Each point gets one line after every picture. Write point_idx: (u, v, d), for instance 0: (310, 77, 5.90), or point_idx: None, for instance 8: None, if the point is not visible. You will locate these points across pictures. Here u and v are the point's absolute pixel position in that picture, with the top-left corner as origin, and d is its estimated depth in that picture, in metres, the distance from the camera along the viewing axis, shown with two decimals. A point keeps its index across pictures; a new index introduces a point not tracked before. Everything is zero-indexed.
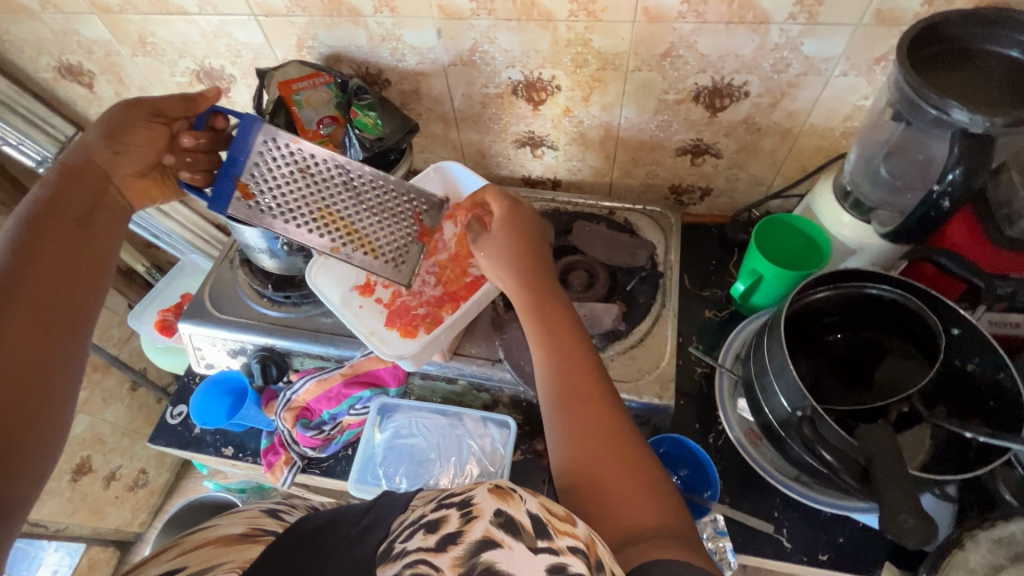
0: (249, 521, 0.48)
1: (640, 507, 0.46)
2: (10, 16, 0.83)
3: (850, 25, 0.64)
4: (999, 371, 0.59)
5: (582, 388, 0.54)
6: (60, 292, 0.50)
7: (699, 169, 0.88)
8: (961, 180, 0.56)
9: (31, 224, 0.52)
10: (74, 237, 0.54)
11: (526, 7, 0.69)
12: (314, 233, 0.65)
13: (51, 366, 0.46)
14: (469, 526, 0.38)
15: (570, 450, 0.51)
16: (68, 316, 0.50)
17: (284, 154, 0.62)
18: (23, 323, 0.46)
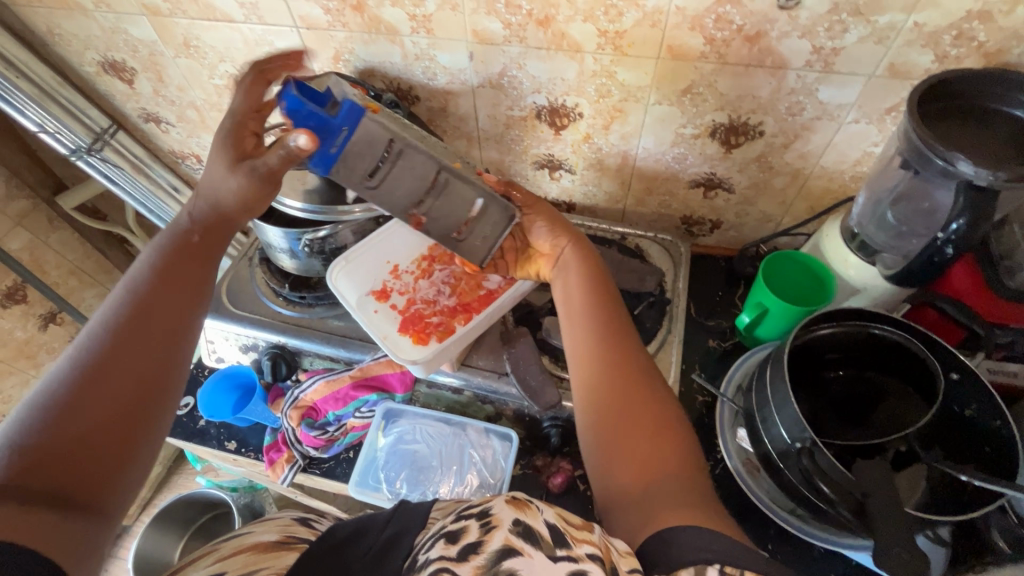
0: (283, 529, 0.53)
1: (665, 459, 0.50)
2: (63, 12, 0.87)
3: (864, 76, 0.67)
4: (995, 420, 0.61)
5: (614, 355, 0.58)
6: (175, 330, 0.51)
7: (711, 203, 0.90)
8: (966, 228, 0.59)
9: (171, 253, 0.55)
10: (197, 265, 0.55)
11: (556, 37, 0.72)
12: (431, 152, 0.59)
13: (153, 402, 0.48)
14: (488, 536, 0.40)
15: (602, 411, 0.55)
16: (173, 366, 0.50)
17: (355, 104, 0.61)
18: (132, 357, 0.48)
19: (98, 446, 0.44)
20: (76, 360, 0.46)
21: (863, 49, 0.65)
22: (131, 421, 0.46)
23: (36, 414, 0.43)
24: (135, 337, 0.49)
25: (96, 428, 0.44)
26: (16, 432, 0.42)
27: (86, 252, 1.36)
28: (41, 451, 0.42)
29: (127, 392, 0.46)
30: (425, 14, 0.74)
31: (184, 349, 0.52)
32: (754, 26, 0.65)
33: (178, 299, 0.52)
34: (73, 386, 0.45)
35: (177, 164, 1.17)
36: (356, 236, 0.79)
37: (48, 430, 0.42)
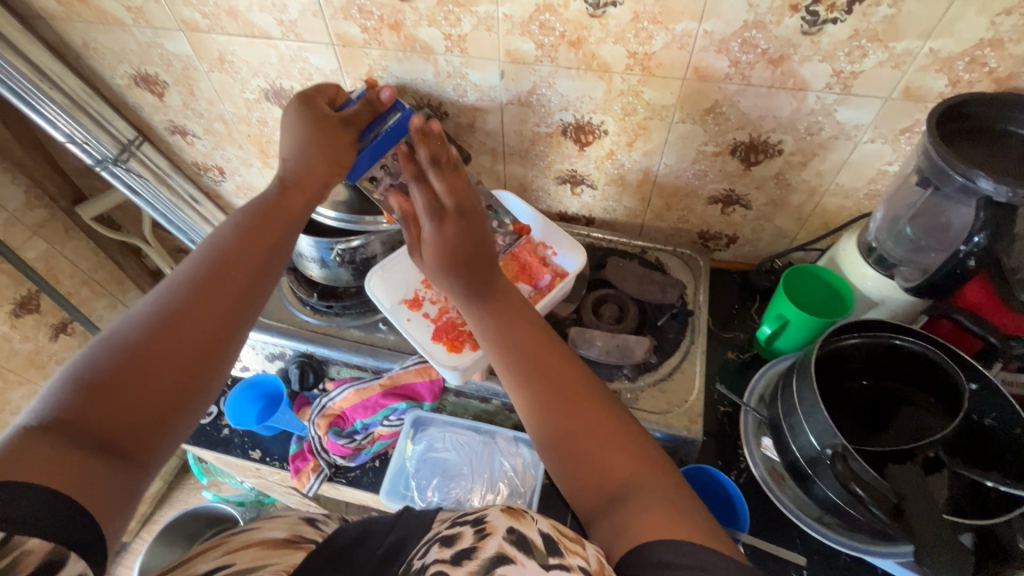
0: (291, 527, 0.51)
1: (622, 459, 0.47)
2: (101, 26, 0.89)
3: (881, 98, 0.71)
4: (1015, 428, 0.62)
5: (539, 355, 0.56)
6: (245, 295, 0.53)
7: (729, 219, 0.93)
8: (986, 244, 0.62)
9: (257, 218, 0.57)
10: (273, 235, 0.57)
11: (587, 58, 0.75)
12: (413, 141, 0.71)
13: (213, 363, 0.49)
14: (482, 543, 0.39)
15: (542, 423, 0.51)
16: (235, 332, 0.52)
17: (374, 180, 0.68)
18: (204, 315, 0.50)
19: (150, 398, 0.45)
20: (148, 311, 0.48)
21: (881, 73, 0.68)
22: (186, 380, 0.47)
23: (104, 356, 0.45)
24: (209, 296, 0.50)
25: (153, 380, 0.46)
26: (84, 370, 0.44)
27: (99, 262, 1.36)
28: (101, 386, 0.43)
29: (185, 351, 0.48)
30: (460, 34, 0.77)
31: (246, 317, 0.53)
32: (777, 50, 0.69)
33: (250, 263, 0.54)
34: (141, 336, 0.46)
35: (198, 176, 1.18)
36: (386, 247, 0.81)
37: (111, 373, 0.44)
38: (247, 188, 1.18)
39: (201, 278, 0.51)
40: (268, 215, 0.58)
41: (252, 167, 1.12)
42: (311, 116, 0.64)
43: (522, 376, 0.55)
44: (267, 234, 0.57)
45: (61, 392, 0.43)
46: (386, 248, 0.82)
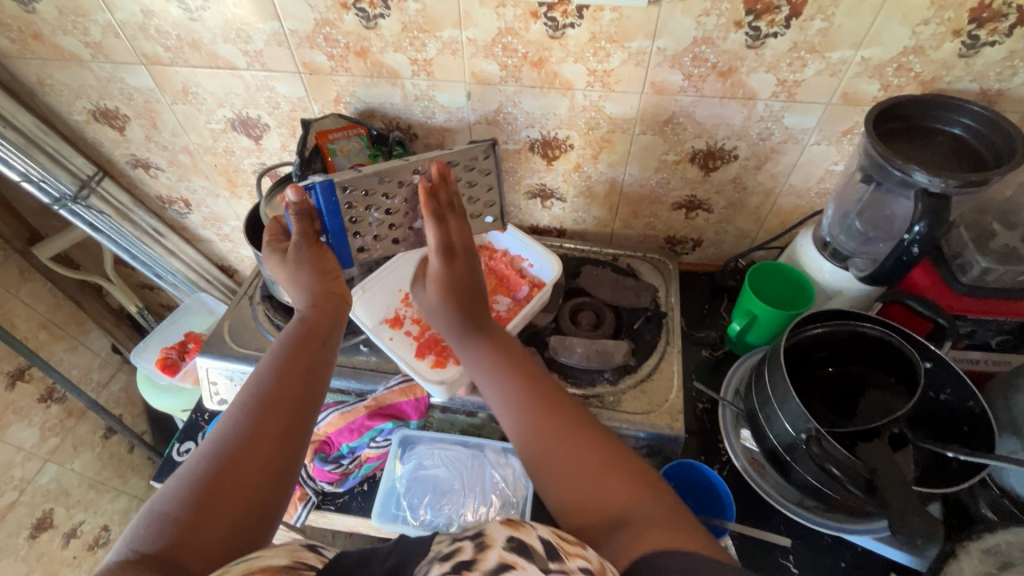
0: (289, 552, 0.45)
1: (617, 488, 0.50)
2: (57, 62, 0.88)
3: (822, 104, 0.76)
4: (969, 401, 0.68)
5: (531, 398, 0.60)
6: (299, 415, 0.55)
7: (692, 223, 0.98)
8: (927, 231, 0.65)
9: (297, 338, 0.61)
10: (314, 355, 0.60)
11: (549, 77, 0.79)
12: (366, 187, 0.65)
13: (277, 484, 0.51)
14: (482, 555, 0.41)
15: (535, 454, 0.56)
16: (296, 447, 0.54)
17: (366, 242, 0.71)
18: (263, 438, 0.52)
19: (224, 521, 0.46)
20: (216, 441, 0.51)
21: (820, 81, 0.74)
22: (259, 503, 0.49)
23: (182, 492, 0.47)
24: (265, 420, 0.53)
25: (230, 507, 0.47)
26: (168, 506, 0.46)
27: (58, 303, 1.31)
28: (180, 520, 0.45)
29: (256, 473, 0.50)
30: (426, 58, 0.79)
31: (304, 428, 0.55)
32: (725, 63, 0.74)
33: (299, 384, 0.57)
34: (213, 467, 0.49)
35: (162, 209, 1.16)
36: (362, 269, 0.83)
37: (191, 506, 0.46)
38: (215, 219, 1.16)
39: (255, 403, 0.54)
40: (306, 334, 0.62)
41: (219, 198, 1.11)
42: (281, 257, 0.66)
43: (511, 410, 0.60)
44: (309, 353, 0.60)
45: (146, 531, 0.44)
46: (363, 270, 0.84)
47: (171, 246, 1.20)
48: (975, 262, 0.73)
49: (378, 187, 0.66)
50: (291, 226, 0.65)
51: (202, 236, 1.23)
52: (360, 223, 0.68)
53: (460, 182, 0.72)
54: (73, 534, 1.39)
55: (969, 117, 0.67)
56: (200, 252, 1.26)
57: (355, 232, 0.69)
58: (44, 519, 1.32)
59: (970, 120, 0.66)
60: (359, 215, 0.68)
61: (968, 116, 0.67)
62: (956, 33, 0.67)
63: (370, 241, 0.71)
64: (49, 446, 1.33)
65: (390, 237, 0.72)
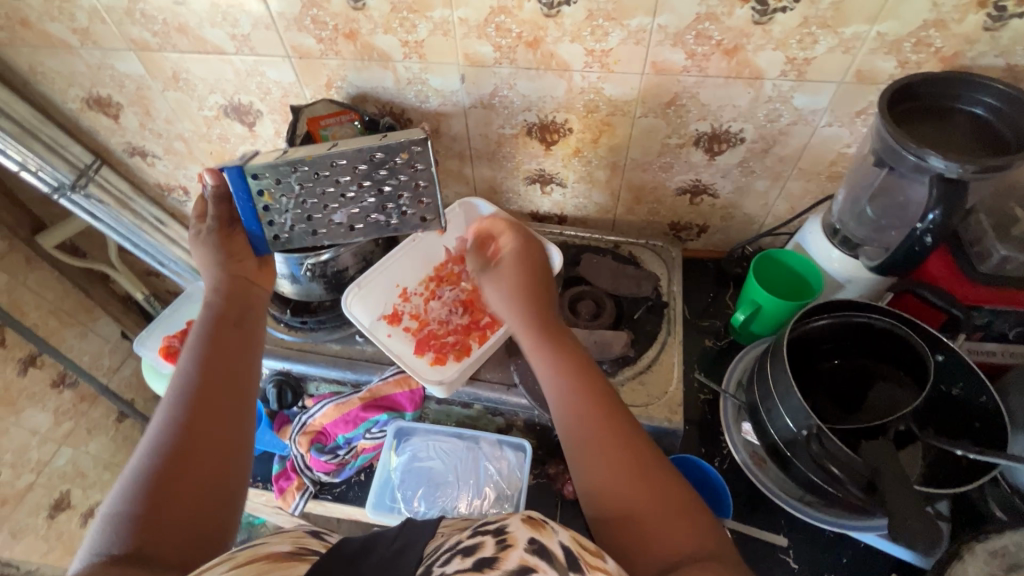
0: (295, 540, 0.48)
1: (683, 535, 0.47)
2: (47, 49, 0.87)
3: (834, 83, 0.72)
4: (981, 395, 0.65)
5: (596, 424, 0.54)
6: (235, 395, 0.57)
7: (697, 208, 0.94)
8: (942, 219, 0.63)
9: (215, 325, 0.61)
10: (238, 338, 0.61)
11: (545, 58, 0.75)
12: (280, 172, 0.62)
13: (228, 462, 0.53)
14: (504, 554, 0.40)
15: (597, 482, 0.52)
16: (238, 424, 0.55)
17: (281, 229, 0.67)
18: (203, 424, 0.53)
19: (181, 508, 0.48)
20: (154, 438, 0.52)
21: (833, 58, 0.69)
22: (213, 483, 0.51)
23: (133, 489, 0.48)
24: (200, 405, 0.54)
25: (186, 496, 0.49)
26: (120, 508, 0.47)
27: (66, 291, 1.33)
28: (138, 517, 0.47)
29: (203, 457, 0.51)
30: (417, 40, 0.76)
31: (245, 407, 0.57)
32: (731, 40, 0.70)
33: (226, 365, 0.58)
34: (157, 459, 0.50)
35: (162, 197, 1.16)
36: (356, 258, 0.82)
37: (142, 501, 0.47)
38: None
39: (185, 392, 0.55)
40: (222, 321, 0.62)
41: None
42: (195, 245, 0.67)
43: (570, 418, 0.56)
44: (232, 337, 0.61)
45: (107, 536, 0.46)
46: (357, 261, 0.84)
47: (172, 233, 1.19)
48: (993, 250, 0.70)
49: (290, 175, 0.62)
50: (208, 207, 0.67)
51: None
52: (275, 210, 0.66)
53: (392, 184, 0.65)
54: (90, 514, 1.43)
55: (992, 97, 0.62)
56: None
57: (270, 220, 0.67)
58: (62, 500, 1.37)
59: (993, 101, 0.62)
60: (273, 203, 0.65)
61: (991, 95, 0.62)
62: (981, 4, 0.62)
63: (284, 230, 0.68)
64: (64, 430, 1.37)
65: (307, 227, 0.68)
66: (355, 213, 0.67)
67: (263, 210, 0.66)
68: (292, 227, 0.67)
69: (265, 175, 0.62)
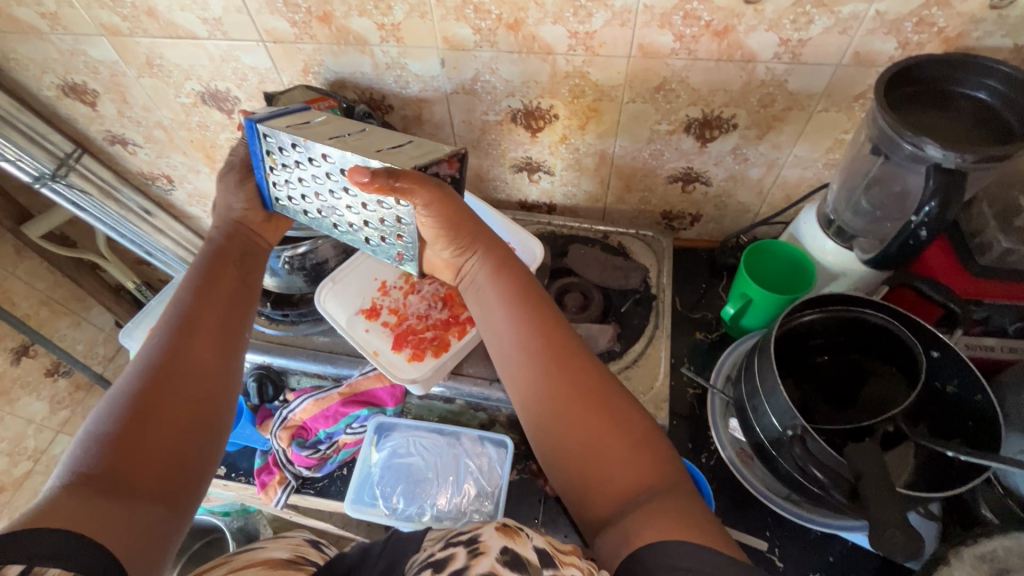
0: (293, 548, 0.53)
1: (638, 473, 0.48)
2: (18, 35, 0.84)
3: (831, 65, 0.68)
4: (977, 394, 0.62)
5: (557, 377, 0.53)
6: (224, 336, 0.58)
7: (690, 197, 0.91)
8: (937, 212, 0.59)
9: (212, 265, 0.63)
10: (234, 281, 0.63)
11: (527, 41, 0.72)
12: (287, 150, 0.57)
13: (212, 399, 0.54)
14: (475, 561, 0.40)
15: (552, 438, 0.52)
16: (226, 365, 0.57)
17: (282, 193, 0.64)
18: (191, 359, 0.54)
19: (165, 435, 0.49)
20: (142, 364, 0.52)
21: (829, 39, 0.66)
22: (198, 417, 0.52)
23: (117, 410, 0.49)
24: (191, 341, 0.55)
25: (172, 428, 0.50)
26: (102, 426, 0.47)
27: (57, 281, 1.32)
28: (118, 436, 0.47)
29: (189, 391, 0.52)
30: (393, 22, 0.73)
31: (233, 349, 0.59)
32: (721, 21, 0.66)
33: (219, 305, 0.60)
34: (144, 384, 0.50)
35: (147, 186, 1.14)
36: (336, 250, 0.80)
37: (126, 422, 0.48)
38: (199, 195, 1.13)
39: (176, 324, 0.56)
40: (218, 260, 0.63)
41: (200, 174, 1.08)
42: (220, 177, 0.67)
43: (532, 380, 0.54)
44: (230, 286, 0.62)
45: (86, 451, 0.46)
46: (338, 253, 0.82)
47: (159, 223, 1.18)
48: (995, 241, 0.67)
49: (294, 155, 0.57)
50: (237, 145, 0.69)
51: (190, 212, 1.20)
52: (280, 175, 0.62)
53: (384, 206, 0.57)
54: None
55: (996, 81, 0.59)
56: (190, 229, 1.24)
57: (274, 181, 0.63)
58: None
59: (997, 85, 0.59)
60: (278, 168, 0.61)
61: (996, 78, 0.58)
62: None
63: (284, 195, 0.64)
64: (61, 419, 1.38)
65: (302, 204, 0.64)
66: (338, 214, 0.62)
67: (270, 169, 0.62)
68: (289, 198, 0.64)
69: (272, 140, 0.58)
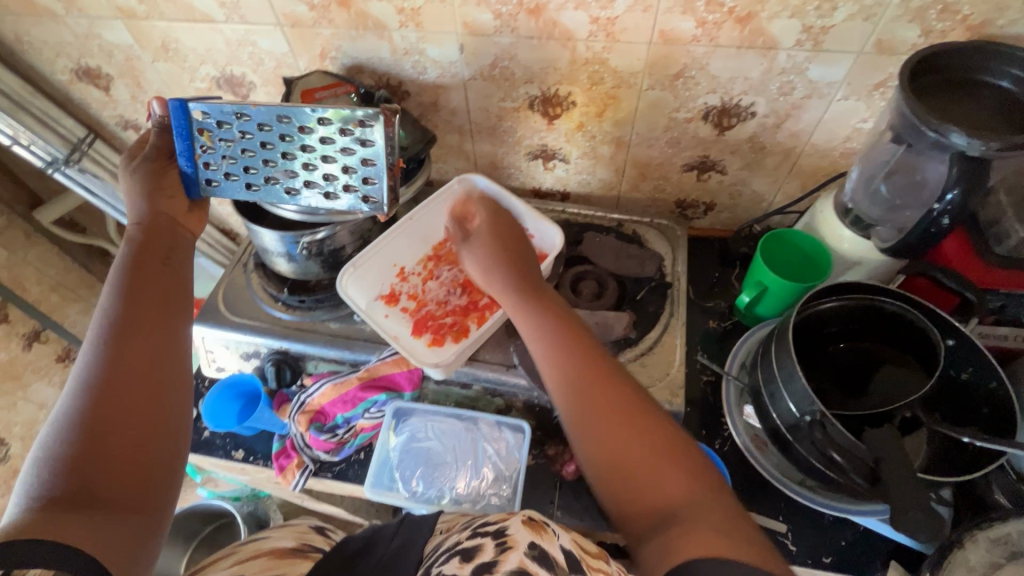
0: (298, 535, 0.60)
1: (671, 483, 0.48)
2: (32, 18, 0.84)
3: (852, 53, 0.68)
4: (991, 381, 0.63)
5: (590, 382, 0.56)
6: (163, 335, 0.56)
7: (705, 185, 0.91)
8: (960, 200, 0.62)
9: (135, 265, 0.60)
10: (165, 277, 0.61)
11: (548, 26, 0.72)
12: (225, 117, 0.60)
13: (164, 397, 0.53)
14: (504, 556, 0.40)
15: (591, 450, 0.53)
16: (172, 362, 0.56)
17: (217, 174, 0.65)
18: (131, 365, 0.52)
19: (124, 443, 0.49)
20: (83, 379, 0.51)
21: (851, 26, 0.66)
22: (155, 419, 0.51)
23: (67, 429, 0.48)
24: (127, 348, 0.53)
25: (131, 435, 0.49)
26: (57, 447, 0.47)
27: (68, 266, 1.33)
28: (73, 455, 0.47)
29: (138, 396, 0.51)
30: (413, 7, 0.73)
31: (177, 346, 0.57)
32: (744, 8, 0.66)
33: (150, 307, 0.57)
34: (89, 398, 0.49)
35: None
36: (353, 237, 0.79)
37: (79, 439, 0.47)
38: None
39: (110, 332, 0.54)
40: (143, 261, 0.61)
41: None
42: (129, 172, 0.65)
43: (566, 388, 0.56)
44: (163, 284, 0.60)
45: (43, 474, 0.46)
46: (355, 239, 0.81)
47: None
48: (1013, 231, 0.67)
49: (235, 121, 0.60)
50: (151, 138, 0.67)
51: None
52: (212, 154, 0.63)
53: (338, 152, 0.61)
54: None
55: (1018, 69, 0.59)
56: None
57: (207, 163, 0.64)
58: None
59: (1020, 73, 0.59)
60: (210, 145, 0.62)
61: (1018, 66, 0.59)
62: None
63: (218, 176, 0.65)
64: None
65: (243, 180, 0.65)
66: (294, 175, 0.64)
67: (201, 150, 0.63)
68: (228, 176, 0.65)
69: (207, 116, 0.60)
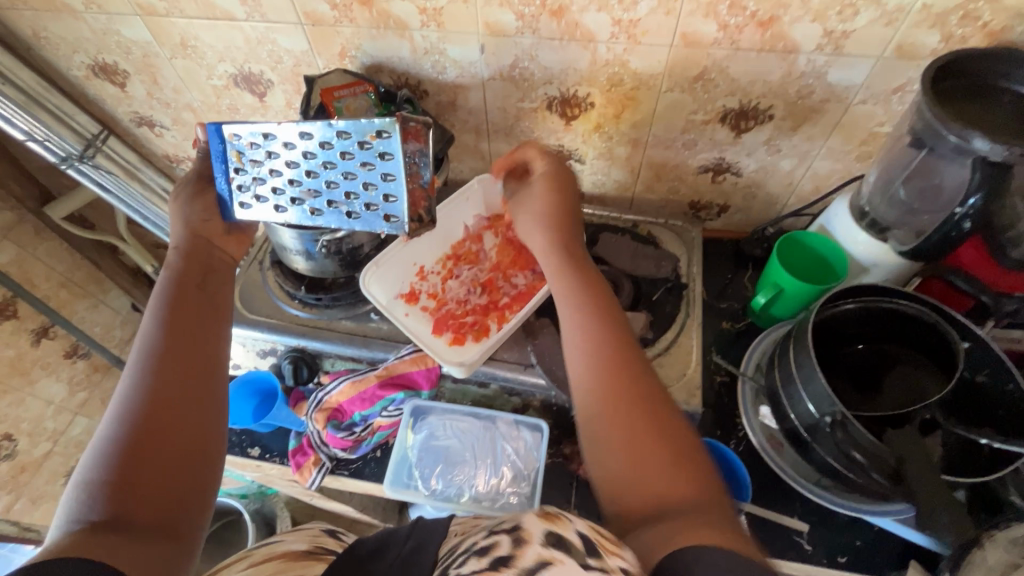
0: (312, 539, 0.58)
1: (680, 480, 0.47)
2: (51, 14, 0.84)
3: (872, 57, 0.69)
4: (1008, 383, 0.63)
5: (618, 378, 0.55)
6: (201, 361, 0.57)
7: (719, 187, 0.92)
8: (981, 204, 0.62)
9: (175, 290, 0.61)
10: (202, 301, 0.61)
11: (570, 27, 0.72)
12: (254, 138, 0.58)
13: (202, 422, 0.53)
14: (521, 550, 0.40)
15: (609, 442, 0.52)
16: (211, 387, 0.56)
17: (247, 197, 0.63)
18: (172, 390, 0.53)
19: (162, 467, 0.49)
20: (123, 404, 0.51)
21: (872, 31, 0.66)
22: (192, 445, 0.51)
23: (108, 454, 0.48)
24: (167, 373, 0.53)
25: (167, 461, 0.49)
26: (97, 473, 0.47)
27: (76, 262, 1.32)
28: (114, 481, 0.46)
29: (176, 421, 0.51)
30: (436, 7, 0.73)
31: (215, 372, 0.57)
32: (767, 11, 0.66)
33: (189, 332, 0.58)
34: (131, 424, 0.50)
35: (170, 168, 1.14)
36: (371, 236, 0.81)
37: (119, 465, 0.47)
38: None
39: (150, 358, 0.54)
40: (183, 285, 0.61)
41: None
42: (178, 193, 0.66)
43: (595, 380, 0.56)
44: (200, 309, 0.60)
45: (80, 498, 0.46)
46: (372, 238, 0.82)
47: None
48: None
49: (262, 142, 0.58)
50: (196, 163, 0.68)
51: None
52: (243, 177, 0.61)
53: (361, 167, 0.57)
54: None
55: None
56: None
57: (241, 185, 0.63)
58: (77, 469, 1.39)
59: None
60: (242, 169, 0.61)
61: None
62: None
63: (249, 199, 0.63)
64: (78, 400, 1.38)
65: (270, 200, 0.62)
66: (317, 194, 0.60)
67: (234, 173, 0.61)
68: (258, 198, 0.62)
69: (239, 137, 0.59)
